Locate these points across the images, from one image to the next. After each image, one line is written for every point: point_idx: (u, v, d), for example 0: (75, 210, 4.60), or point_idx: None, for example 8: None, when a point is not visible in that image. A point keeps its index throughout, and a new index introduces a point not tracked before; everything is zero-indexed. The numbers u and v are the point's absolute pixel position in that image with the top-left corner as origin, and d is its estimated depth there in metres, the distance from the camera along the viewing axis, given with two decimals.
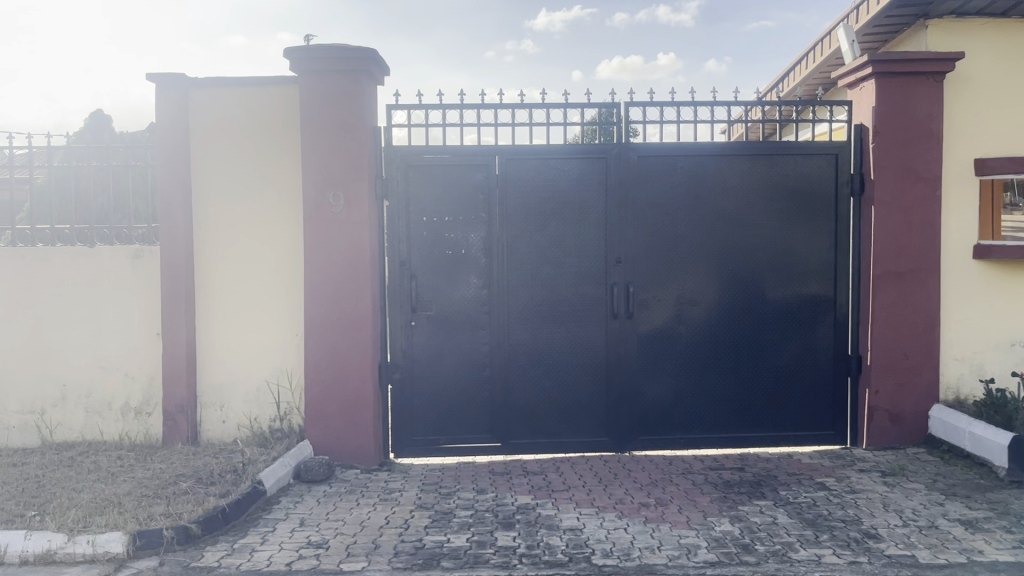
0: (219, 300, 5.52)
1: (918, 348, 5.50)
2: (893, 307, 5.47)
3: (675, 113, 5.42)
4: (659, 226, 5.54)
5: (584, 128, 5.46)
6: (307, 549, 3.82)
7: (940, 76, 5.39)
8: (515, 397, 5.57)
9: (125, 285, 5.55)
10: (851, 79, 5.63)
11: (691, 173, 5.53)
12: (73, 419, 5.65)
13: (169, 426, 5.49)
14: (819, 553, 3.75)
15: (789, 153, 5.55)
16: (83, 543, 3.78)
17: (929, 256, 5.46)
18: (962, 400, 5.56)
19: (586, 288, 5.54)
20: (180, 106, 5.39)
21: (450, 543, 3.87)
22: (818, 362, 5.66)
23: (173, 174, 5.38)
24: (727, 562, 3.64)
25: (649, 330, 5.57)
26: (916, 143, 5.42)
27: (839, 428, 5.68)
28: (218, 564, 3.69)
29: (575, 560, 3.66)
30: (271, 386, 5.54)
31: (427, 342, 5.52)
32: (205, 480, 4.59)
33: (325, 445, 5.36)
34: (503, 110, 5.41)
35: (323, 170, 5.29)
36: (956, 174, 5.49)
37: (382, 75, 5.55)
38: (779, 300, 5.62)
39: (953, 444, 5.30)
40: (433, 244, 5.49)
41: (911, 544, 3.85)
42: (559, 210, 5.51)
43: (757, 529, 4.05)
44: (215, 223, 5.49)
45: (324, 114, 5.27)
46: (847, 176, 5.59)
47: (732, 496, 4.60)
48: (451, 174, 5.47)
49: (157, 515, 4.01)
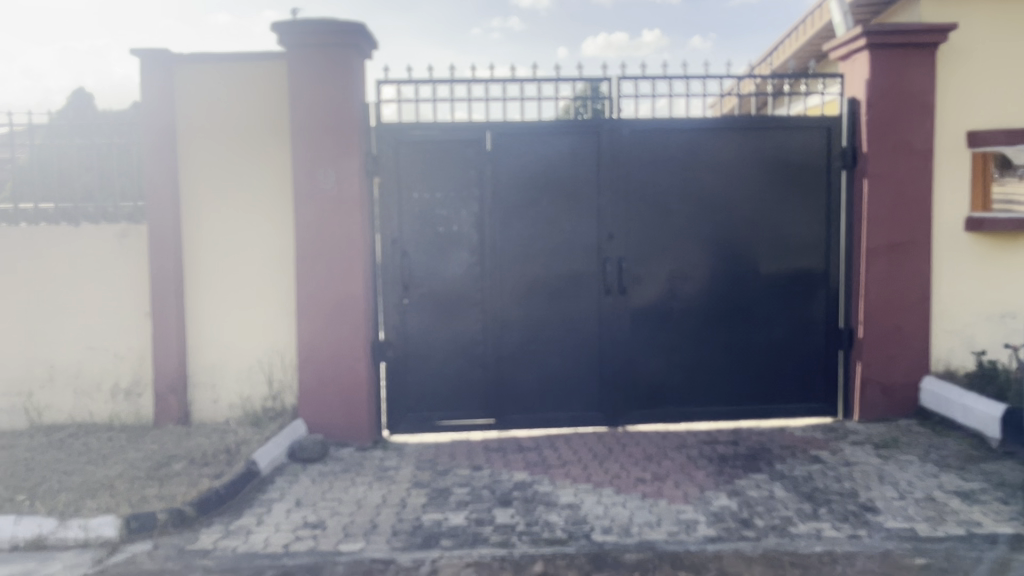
0: (208, 280, 5.46)
1: (910, 322, 5.52)
2: (886, 280, 5.48)
3: (667, 87, 5.39)
4: (652, 199, 5.50)
5: (564, 103, 5.40)
6: (304, 530, 3.79)
7: (932, 48, 5.37)
8: (509, 374, 5.55)
9: (112, 265, 5.47)
10: (843, 51, 5.59)
11: (684, 147, 5.49)
12: (61, 401, 5.58)
13: (159, 406, 5.44)
14: (818, 527, 3.76)
15: (782, 126, 5.51)
16: (75, 527, 3.73)
17: (922, 229, 5.47)
18: (953, 372, 5.59)
19: (580, 264, 5.51)
20: (166, 81, 5.29)
21: (448, 521, 3.86)
22: (810, 336, 5.66)
23: (158, 153, 5.29)
24: (727, 538, 3.64)
25: (642, 304, 5.56)
26: (909, 116, 5.40)
27: (831, 400, 5.70)
28: (214, 547, 3.64)
29: (575, 537, 3.66)
30: (263, 365, 5.50)
31: (420, 319, 5.48)
32: (199, 462, 4.55)
33: (319, 425, 5.34)
34: (494, 84, 5.35)
35: (312, 148, 5.22)
36: (949, 145, 5.48)
37: (371, 49, 5.47)
38: (772, 275, 5.60)
39: (945, 416, 5.33)
40: (425, 221, 5.43)
41: (908, 517, 3.87)
42: (550, 185, 5.46)
43: (755, 503, 4.06)
44: (203, 202, 5.41)
45: (313, 88, 5.18)
46: (840, 149, 5.57)
47: (727, 470, 4.61)
48: (442, 150, 5.40)
49: (151, 498, 3.95)
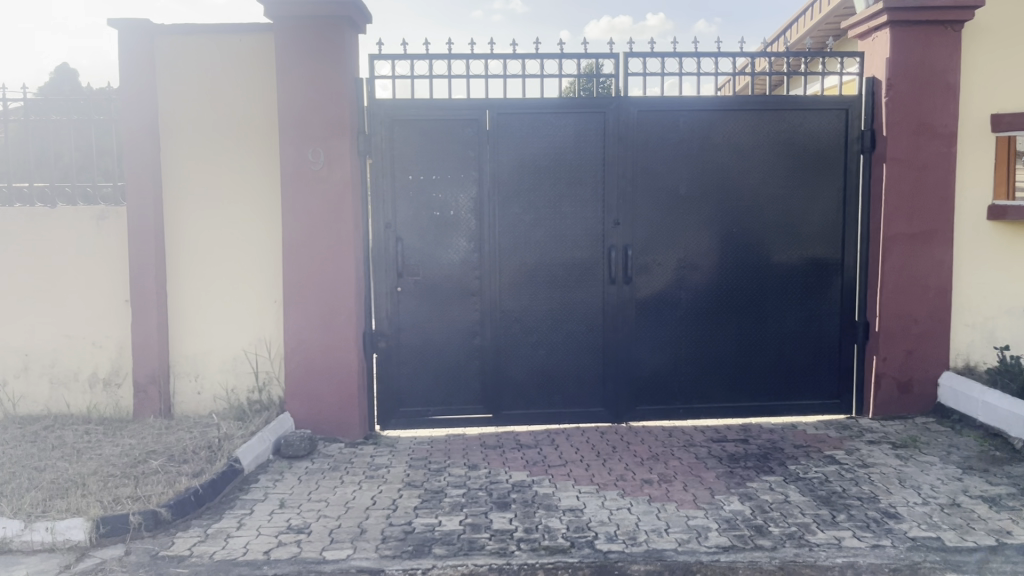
0: (191, 264, 5.18)
1: (928, 314, 5.26)
2: (903, 270, 5.21)
3: (677, 64, 5.10)
4: (660, 185, 5.22)
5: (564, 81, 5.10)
6: (287, 534, 3.51)
7: (957, 25, 5.08)
8: (507, 366, 5.28)
9: (90, 248, 5.19)
10: (862, 29, 5.30)
11: (694, 129, 5.21)
12: (37, 390, 5.31)
13: (139, 398, 5.16)
14: (838, 535, 3.50)
15: (797, 108, 5.23)
16: (42, 530, 3.42)
17: (942, 217, 5.20)
18: (973, 368, 5.33)
19: (584, 252, 5.24)
20: (147, 53, 5.00)
21: (441, 527, 3.59)
22: (823, 329, 5.39)
23: (138, 129, 5.00)
24: (742, 547, 3.38)
25: (648, 295, 5.28)
26: (931, 98, 5.12)
27: (844, 397, 5.44)
28: (190, 553, 3.35)
29: (577, 545, 3.39)
30: (249, 355, 5.23)
31: (414, 308, 5.21)
32: (178, 458, 4.27)
33: (306, 418, 5.09)
34: (493, 61, 5.06)
35: (301, 126, 4.93)
36: (972, 129, 5.21)
37: (364, 22, 5.17)
38: (784, 265, 5.33)
39: (965, 414, 5.08)
40: (421, 205, 5.15)
41: (934, 525, 3.61)
42: (553, 168, 5.18)
43: (770, 508, 3.80)
44: (186, 182, 5.13)
45: (303, 64, 4.89)
46: (857, 133, 5.28)
47: (738, 471, 4.35)
48: (439, 129, 5.11)
49: (123, 498, 3.65)
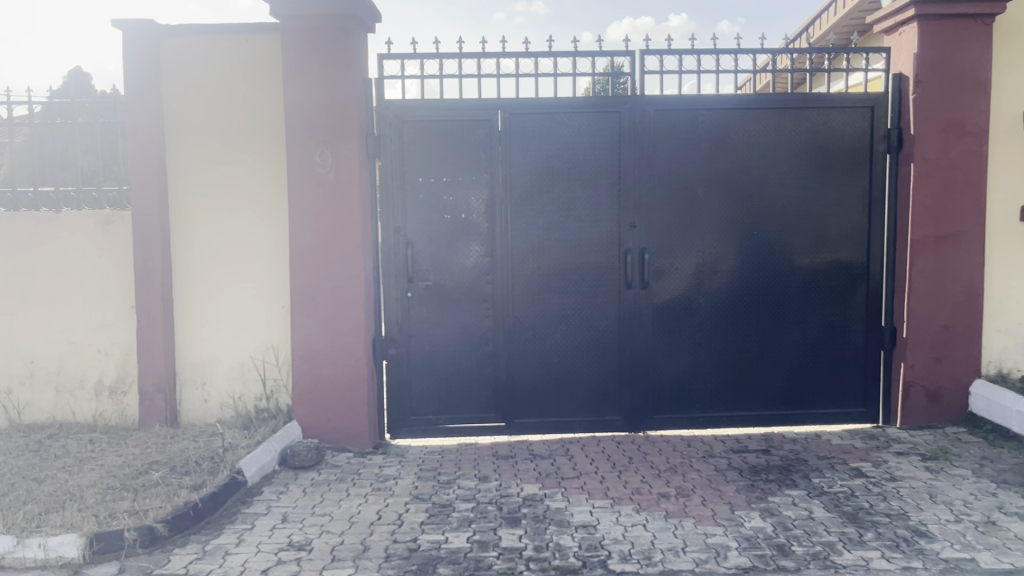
0: (197, 270, 5.07)
1: (958, 320, 5.05)
2: (932, 274, 5.00)
3: (696, 62, 4.92)
4: (679, 186, 5.05)
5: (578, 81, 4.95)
6: (286, 552, 3.38)
7: (988, 18, 4.87)
8: (520, 373, 5.13)
9: (95, 253, 5.10)
10: (888, 24, 5.10)
11: (713, 128, 5.03)
12: (42, 398, 5.23)
13: (145, 406, 5.05)
14: (866, 556, 3.31)
15: (819, 106, 5.04)
16: (34, 546, 3.31)
17: (973, 218, 4.99)
18: (1006, 375, 5.11)
19: (599, 255, 5.07)
20: (149, 55, 4.89)
21: (448, 544, 3.44)
22: (848, 335, 5.19)
23: (144, 133, 4.90)
24: (763, 569, 3.20)
25: (666, 300, 5.11)
26: (962, 95, 4.91)
27: (870, 405, 5.23)
28: (186, 571, 3.23)
29: (589, 566, 3.23)
30: (256, 362, 5.11)
31: (424, 315, 5.07)
32: (180, 469, 4.16)
33: (314, 427, 4.96)
34: (506, 59, 4.91)
35: (308, 127, 4.80)
36: (1005, 126, 4.99)
37: (374, 21, 5.05)
38: (807, 269, 5.14)
39: (998, 423, 4.87)
40: (432, 208, 5.01)
41: (968, 545, 3.41)
42: (567, 169, 5.02)
43: (792, 525, 3.62)
44: (191, 187, 5.02)
45: (310, 63, 4.77)
46: (884, 131, 5.07)
47: (760, 484, 4.17)
48: (450, 130, 4.97)
49: (120, 513, 3.54)
